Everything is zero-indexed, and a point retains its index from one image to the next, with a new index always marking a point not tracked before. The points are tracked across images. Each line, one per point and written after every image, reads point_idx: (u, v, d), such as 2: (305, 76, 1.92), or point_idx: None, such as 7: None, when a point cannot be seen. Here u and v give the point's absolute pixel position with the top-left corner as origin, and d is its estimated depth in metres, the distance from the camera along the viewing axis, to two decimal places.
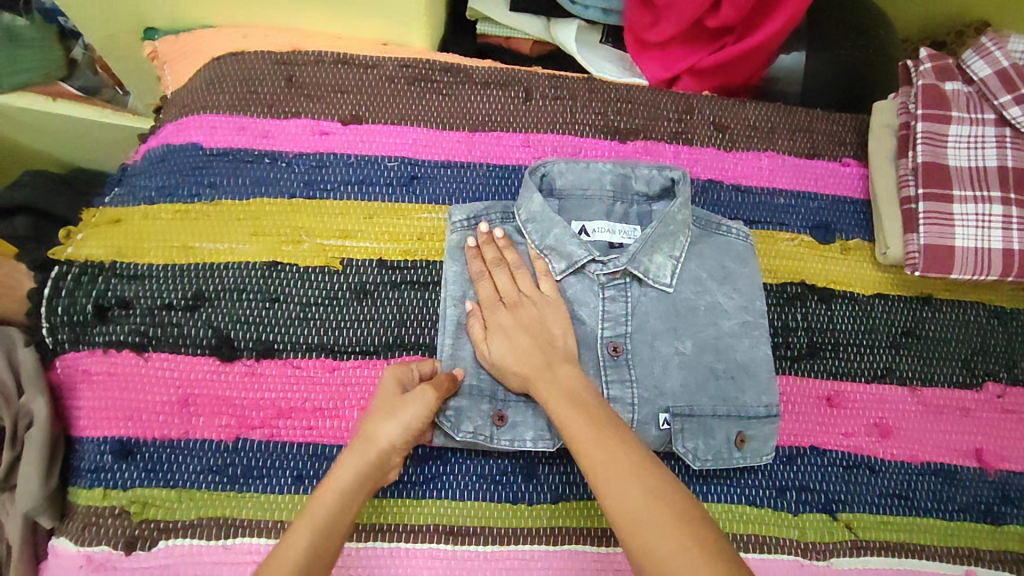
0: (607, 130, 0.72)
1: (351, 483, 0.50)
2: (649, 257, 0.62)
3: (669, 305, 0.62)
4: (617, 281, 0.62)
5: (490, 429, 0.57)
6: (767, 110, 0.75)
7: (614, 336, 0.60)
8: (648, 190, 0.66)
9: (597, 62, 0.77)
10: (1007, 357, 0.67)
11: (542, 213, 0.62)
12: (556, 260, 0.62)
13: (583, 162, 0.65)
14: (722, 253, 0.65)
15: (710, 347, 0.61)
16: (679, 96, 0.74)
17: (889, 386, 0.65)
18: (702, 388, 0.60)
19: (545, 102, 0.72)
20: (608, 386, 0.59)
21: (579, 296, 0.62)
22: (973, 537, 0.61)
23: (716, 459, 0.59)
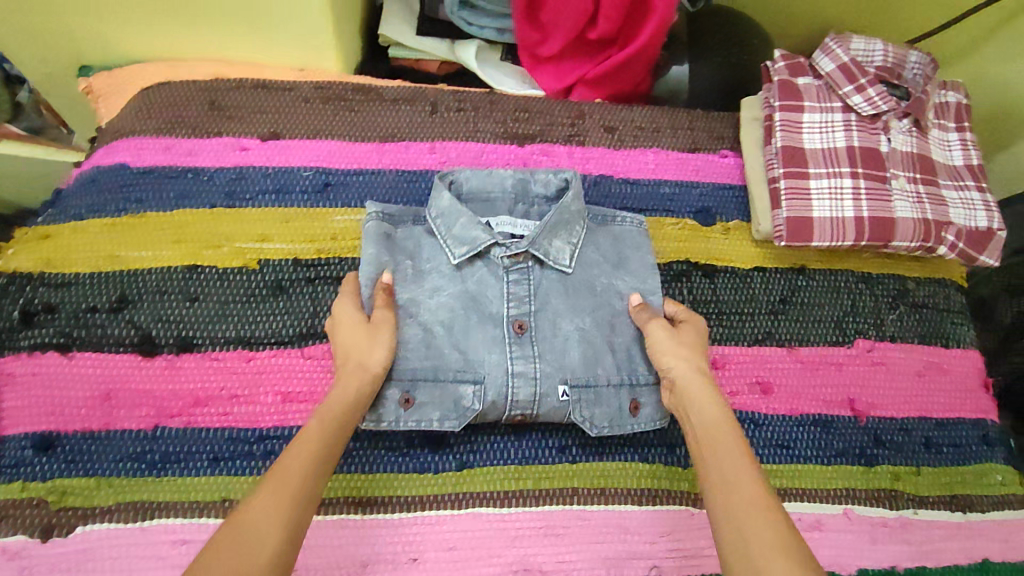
0: (508, 136, 0.78)
1: (317, 448, 0.51)
2: (548, 242, 0.67)
3: (568, 285, 0.68)
4: (520, 265, 0.67)
5: (397, 411, 0.61)
6: (652, 113, 0.83)
7: (519, 315, 0.65)
8: (546, 191, 0.72)
9: (497, 78, 0.84)
10: (874, 316, 0.75)
11: (449, 207, 0.67)
12: (463, 246, 0.66)
13: (486, 168, 0.70)
14: (617, 242, 0.71)
15: (606, 323, 0.67)
16: (572, 104, 0.82)
17: (768, 347, 0.71)
18: (598, 361, 0.65)
19: (450, 114, 0.79)
20: (513, 361, 0.63)
21: (486, 282, 0.66)
22: (849, 478, 0.67)
23: (613, 425, 0.63)
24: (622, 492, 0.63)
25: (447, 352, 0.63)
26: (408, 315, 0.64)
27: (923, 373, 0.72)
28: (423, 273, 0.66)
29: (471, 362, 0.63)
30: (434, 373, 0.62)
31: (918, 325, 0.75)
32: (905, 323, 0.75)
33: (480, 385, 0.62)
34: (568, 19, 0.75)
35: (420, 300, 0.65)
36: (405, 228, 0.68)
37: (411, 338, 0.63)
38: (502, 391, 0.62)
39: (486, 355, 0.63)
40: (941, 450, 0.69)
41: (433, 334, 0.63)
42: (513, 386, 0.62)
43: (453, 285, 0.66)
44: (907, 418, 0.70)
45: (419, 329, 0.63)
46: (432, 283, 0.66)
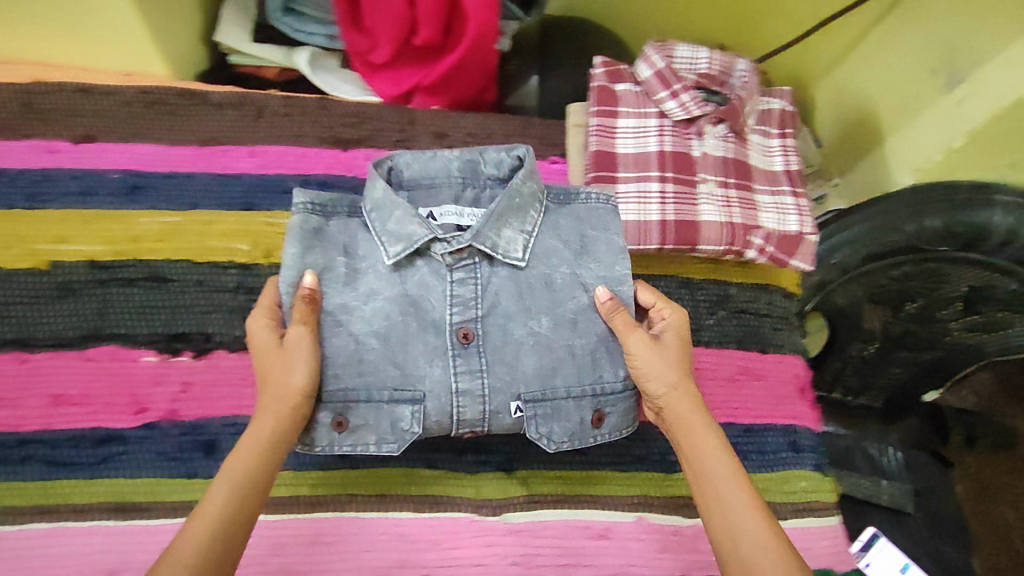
0: (333, 141, 0.77)
1: (253, 471, 0.51)
2: (496, 232, 0.59)
3: (522, 283, 0.59)
4: (465, 261, 0.59)
5: (330, 436, 0.55)
6: (487, 122, 0.82)
7: (463, 323, 0.57)
8: (498, 172, 0.63)
9: (333, 83, 0.81)
10: (692, 321, 0.73)
11: (383, 198, 0.59)
12: (395, 243, 0.58)
13: (424, 149, 0.61)
14: (581, 222, 0.63)
15: (569, 323, 0.59)
16: (404, 109, 0.81)
17: None
18: (558, 371, 0.58)
19: (276, 118, 0.78)
20: (458, 379, 0.56)
21: (429, 283, 0.59)
22: (646, 485, 0.66)
23: (573, 439, 0.58)
24: (404, 497, 0.62)
25: (384, 369, 0.56)
26: (339, 323, 0.57)
27: (736, 380, 0.72)
28: (357, 275, 0.58)
29: (411, 380, 0.56)
30: (369, 393, 0.55)
31: (736, 331, 0.74)
32: (723, 328, 0.74)
33: (419, 406, 0.56)
34: (387, 27, 0.74)
35: (353, 307, 0.57)
36: (339, 222, 0.60)
37: (341, 352, 0.56)
38: (449, 411, 0.56)
39: (427, 370, 0.56)
40: (746, 457, 0.69)
41: (366, 348, 0.56)
42: (458, 406, 0.56)
43: (391, 288, 0.58)
44: (714, 424, 0.69)
45: (349, 340, 0.56)
46: (368, 287, 0.58)
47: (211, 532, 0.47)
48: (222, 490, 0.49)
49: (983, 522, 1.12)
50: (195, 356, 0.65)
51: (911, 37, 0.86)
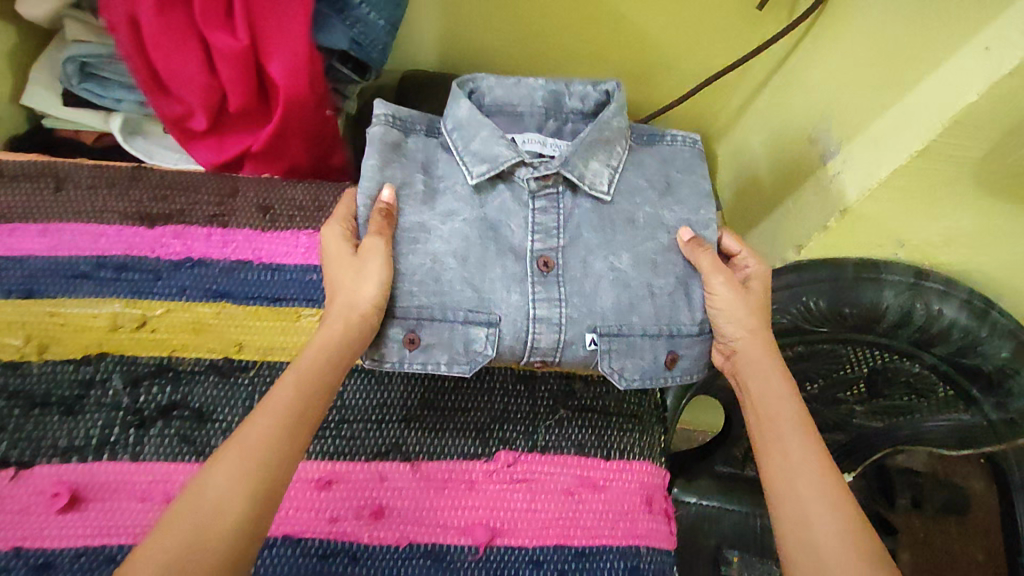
0: (137, 216, 0.70)
1: (324, 369, 0.52)
2: (585, 163, 0.62)
3: (603, 215, 0.62)
4: (549, 190, 0.62)
5: (401, 352, 0.57)
6: (316, 190, 0.75)
7: (545, 250, 0.60)
8: (582, 107, 0.67)
9: (153, 150, 0.76)
10: (527, 422, 0.66)
11: (469, 119, 0.63)
12: (480, 163, 0.61)
13: (511, 77, 0.65)
14: (665, 163, 0.67)
15: (647, 262, 0.62)
16: (228, 178, 0.75)
17: (389, 463, 0.62)
18: (634, 308, 0.60)
19: (78, 192, 0.71)
20: (535, 304, 0.58)
21: (509, 208, 0.62)
22: None
23: (644, 377, 0.60)
24: None
25: (458, 289, 0.57)
26: (413, 240, 0.58)
27: (573, 492, 0.64)
28: (438, 196, 0.61)
29: (485, 298, 0.58)
30: (442, 311, 0.57)
31: (579, 433, 0.66)
32: (564, 430, 0.66)
33: (495, 328, 0.57)
34: (193, 95, 0.67)
35: (431, 225, 0.59)
36: (414, 139, 0.64)
37: (417, 269, 0.58)
38: (523, 334, 0.58)
39: (505, 294, 0.58)
40: None
41: (445, 269, 0.58)
42: (535, 331, 0.58)
43: (471, 210, 0.61)
44: (539, 547, 0.61)
45: (426, 259, 0.58)
46: (447, 208, 0.61)
47: (290, 421, 0.49)
48: (284, 391, 0.50)
49: None
50: None
51: (802, 97, 0.81)
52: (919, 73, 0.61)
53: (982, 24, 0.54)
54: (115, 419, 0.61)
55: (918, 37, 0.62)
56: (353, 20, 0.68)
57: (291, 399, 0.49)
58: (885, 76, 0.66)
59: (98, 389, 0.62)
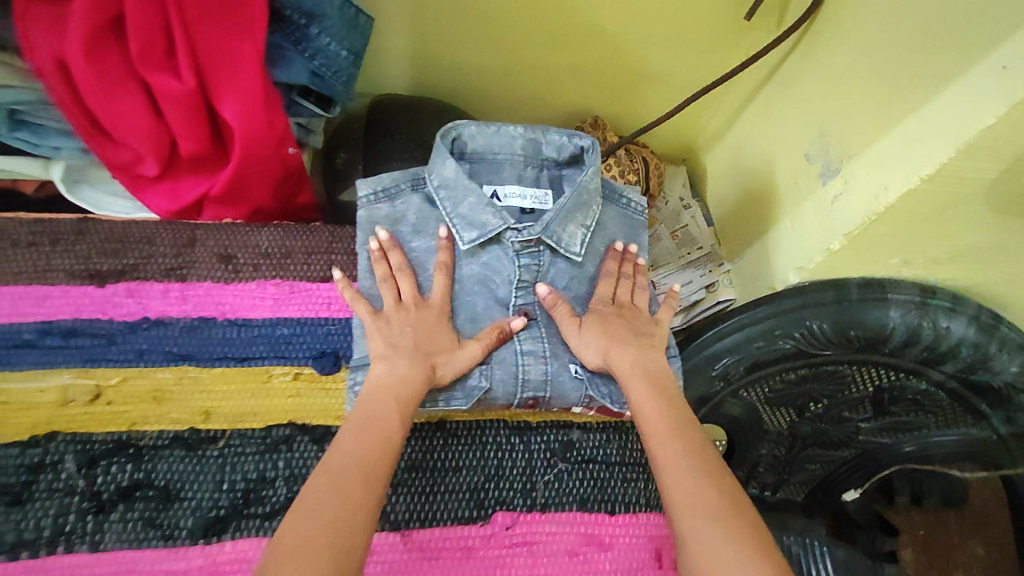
0: (85, 275, 0.64)
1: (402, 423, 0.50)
2: (562, 226, 0.59)
3: (577, 272, 0.62)
4: (531, 249, 0.60)
5: None
6: (283, 235, 0.69)
7: (526, 303, 0.60)
8: (558, 155, 0.63)
9: (101, 200, 0.70)
10: (524, 479, 0.61)
11: (455, 180, 0.59)
12: (469, 230, 0.59)
13: (495, 126, 0.60)
14: (626, 223, 0.65)
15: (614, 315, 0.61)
16: (184, 226, 0.68)
17: (378, 535, 0.57)
18: None
19: (16, 250, 0.64)
20: (520, 340, 0.58)
21: (492, 265, 0.60)
22: None
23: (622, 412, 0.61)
24: None
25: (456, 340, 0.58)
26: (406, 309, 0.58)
27: (574, 552, 0.60)
28: (426, 256, 0.60)
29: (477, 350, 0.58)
30: None
31: (579, 487, 0.62)
32: (564, 485, 0.62)
33: (487, 370, 0.57)
34: (138, 141, 0.62)
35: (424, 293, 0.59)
36: (403, 202, 0.62)
37: None
38: (512, 379, 0.57)
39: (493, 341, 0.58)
40: None
41: None
42: (523, 364, 0.57)
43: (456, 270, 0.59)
44: None
45: None
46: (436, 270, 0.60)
47: (376, 463, 0.47)
48: (386, 430, 0.49)
49: None
50: None
51: (796, 109, 0.77)
52: (925, 93, 0.58)
53: (1002, 39, 0.51)
54: (70, 505, 0.56)
55: (925, 52, 0.58)
56: (312, 52, 0.63)
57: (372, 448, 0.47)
58: (886, 95, 0.62)
59: (48, 474, 0.56)
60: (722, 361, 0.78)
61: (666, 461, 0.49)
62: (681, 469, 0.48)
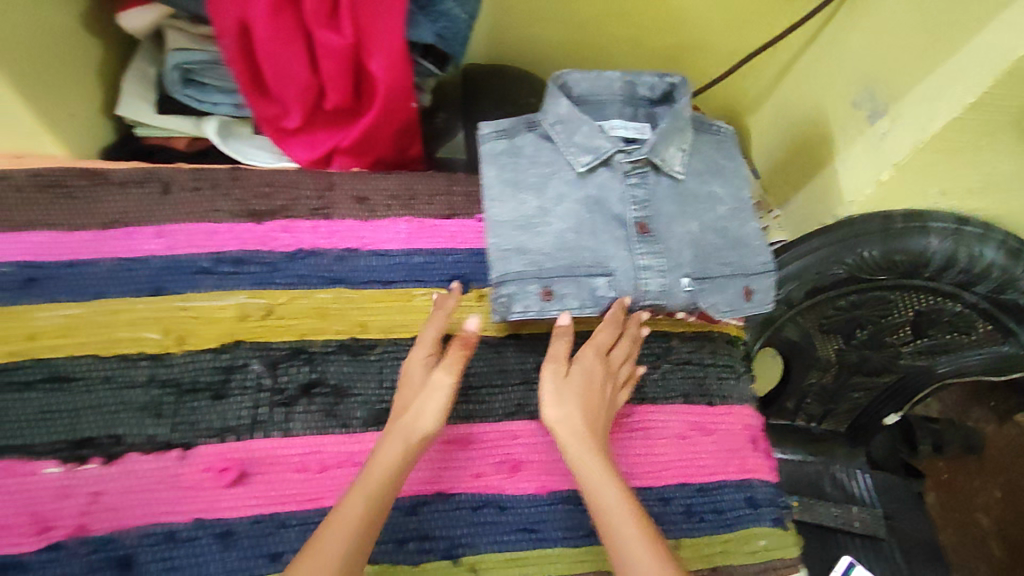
0: (245, 214, 0.74)
1: (374, 503, 0.53)
2: (666, 147, 0.68)
3: (680, 190, 0.69)
4: (639, 171, 0.68)
5: (540, 304, 0.64)
6: (408, 181, 0.79)
7: (642, 217, 0.66)
8: (652, 94, 0.73)
9: (247, 152, 0.80)
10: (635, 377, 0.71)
11: (570, 113, 0.68)
12: (585, 154, 0.68)
13: (596, 71, 0.70)
14: (717, 148, 0.73)
15: (715, 227, 0.69)
16: (322, 175, 0.78)
17: (518, 422, 0.68)
18: (713, 255, 0.67)
19: (184, 194, 0.74)
20: (639, 256, 0.65)
21: (607, 185, 0.68)
22: (600, 559, 0.63)
23: (732, 310, 0.66)
24: None
25: (582, 251, 0.65)
26: (536, 225, 0.67)
27: (685, 436, 0.69)
28: (547, 181, 0.69)
29: (602, 256, 0.65)
30: (571, 269, 0.65)
31: (683, 383, 0.72)
32: (668, 381, 0.72)
33: (611, 277, 0.64)
34: (292, 92, 0.72)
35: (548, 211, 0.67)
36: (522, 138, 0.71)
37: (545, 244, 0.66)
38: (634, 281, 0.64)
39: (615, 252, 0.65)
40: (702, 519, 0.66)
41: (567, 239, 0.66)
42: (642, 276, 0.64)
43: (577, 193, 0.68)
44: (665, 486, 0.66)
45: (553, 235, 0.66)
46: (556, 192, 0.68)
47: (357, 534, 0.51)
48: (358, 509, 0.52)
49: (957, 529, 1.22)
50: (105, 462, 0.60)
51: (838, 65, 0.88)
52: (964, 36, 0.69)
53: None
54: (261, 399, 0.65)
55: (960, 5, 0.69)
56: (435, 15, 0.74)
57: (356, 517, 0.52)
58: (929, 42, 0.73)
59: (239, 374, 0.66)
60: (784, 287, 0.93)
61: (613, 535, 0.53)
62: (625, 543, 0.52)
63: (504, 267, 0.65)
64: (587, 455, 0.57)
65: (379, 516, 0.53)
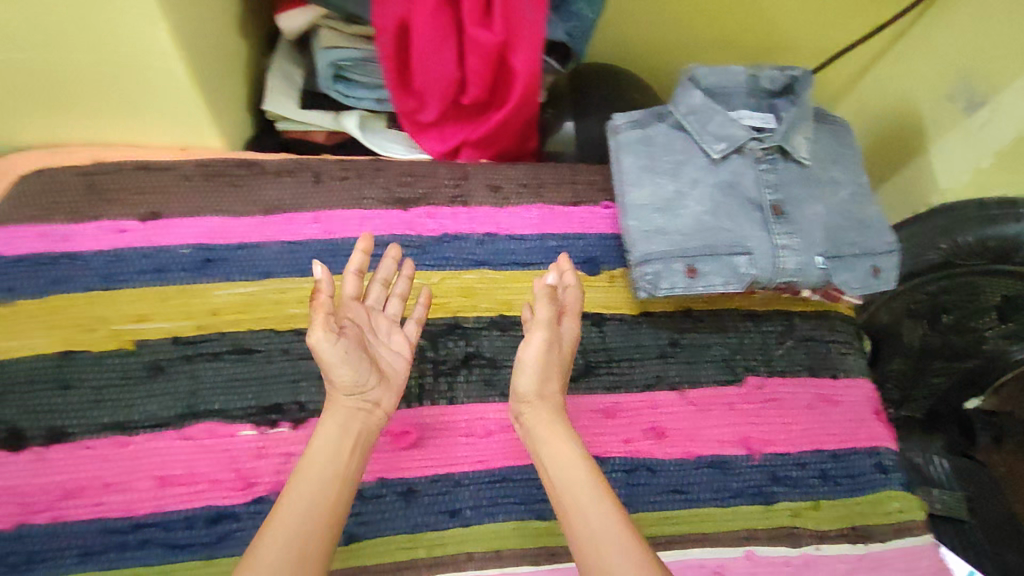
0: (391, 201, 0.79)
1: (323, 494, 0.51)
2: (795, 136, 0.73)
3: (807, 175, 0.74)
4: (769, 157, 0.73)
5: (686, 281, 0.69)
6: (536, 171, 0.84)
7: (776, 199, 0.71)
8: (772, 87, 0.77)
9: (383, 144, 0.86)
10: (762, 352, 0.76)
11: (703, 105, 0.73)
12: (720, 142, 0.72)
13: (725, 66, 0.74)
14: (834, 137, 0.78)
15: (840, 210, 0.73)
16: (457, 166, 0.84)
17: (660, 392, 0.72)
18: (842, 236, 0.72)
19: (334, 182, 0.79)
20: (777, 235, 0.70)
21: (741, 170, 0.73)
22: (748, 518, 0.67)
23: (863, 287, 0.71)
24: (517, 552, 0.63)
25: (722, 231, 0.70)
26: (674, 208, 0.71)
27: (813, 405, 0.74)
28: (682, 167, 0.73)
29: (740, 237, 0.70)
30: (713, 248, 0.69)
31: (807, 358, 0.76)
32: (793, 356, 0.76)
33: (752, 255, 0.69)
34: (436, 86, 0.76)
35: (685, 195, 0.72)
36: (654, 129, 0.75)
37: (685, 225, 0.70)
38: (772, 261, 0.69)
39: (753, 232, 0.70)
40: (838, 482, 0.70)
41: (706, 221, 0.70)
42: (781, 255, 0.69)
43: (712, 178, 0.72)
44: (801, 452, 0.71)
45: (692, 216, 0.70)
46: (691, 176, 0.72)
47: (306, 520, 0.48)
48: (291, 499, 0.49)
49: None
50: (294, 426, 0.66)
51: (925, 61, 0.93)
52: None
53: None
54: (424, 370, 0.70)
55: None
56: (568, 15, 0.79)
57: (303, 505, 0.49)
58: None
59: None
60: None
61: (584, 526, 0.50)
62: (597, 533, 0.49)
63: (648, 246, 0.70)
64: (568, 445, 0.56)
65: (339, 507, 0.51)
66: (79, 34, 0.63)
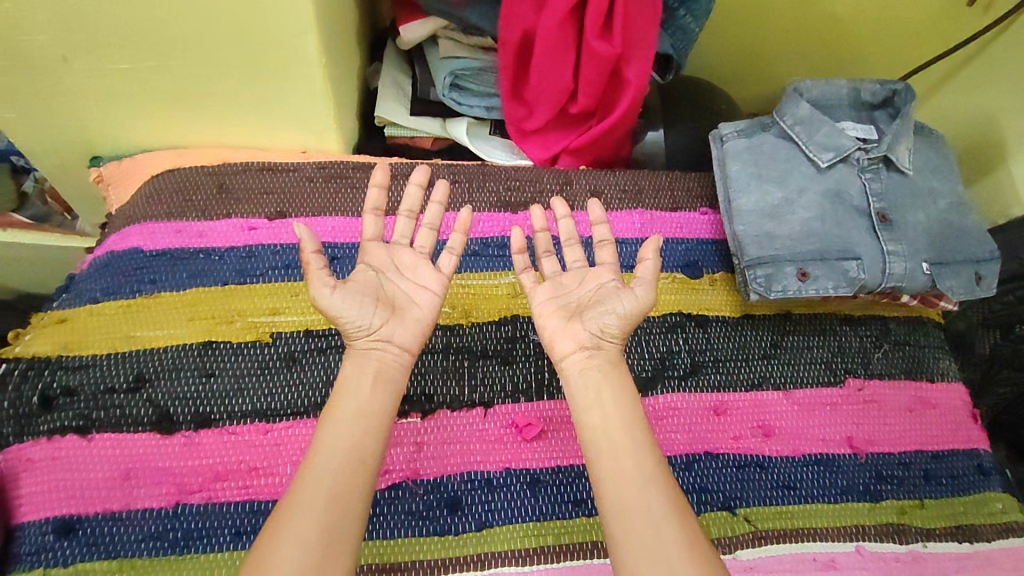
0: (501, 205, 0.82)
1: (348, 430, 0.54)
2: (898, 146, 0.76)
3: (909, 185, 0.77)
4: (873, 166, 0.77)
5: (798, 283, 0.71)
6: (634, 177, 0.87)
7: (882, 207, 0.75)
8: (872, 100, 0.81)
9: (486, 150, 0.90)
10: (861, 355, 0.78)
11: (810, 116, 0.77)
12: (827, 151, 0.76)
13: (826, 79, 0.79)
14: (932, 148, 0.81)
15: (942, 218, 0.76)
16: (559, 172, 0.86)
17: (765, 392, 0.75)
18: (944, 243, 0.75)
19: (446, 185, 0.82)
20: (885, 242, 0.73)
21: (846, 179, 0.76)
22: (857, 515, 0.70)
23: (965, 293, 0.74)
24: None
25: (831, 237, 0.73)
26: (783, 213, 0.74)
27: (913, 408, 0.77)
28: (789, 174, 0.76)
29: (848, 242, 0.73)
30: (824, 253, 0.72)
31: (903, 362, 0.79)
32: (891, 360, 0.79)
33: (861, 260, 0.72)
34: (551, 96, 0.80)
35: (793, 201, 0.74)
36: (759, 138, 0.78)
37: (795, 230, 0.73)
38: (880, 265, 0.72)
39: (861, 238, 0.73)
40: (939, 482, 0.73)
41: (815, 227, 0.73)
42: (889, 261, 0.72)
43: (818, 186, 0.75)
44: (903, 452, 0.74)
45: (802, 221, 0.73)
46: (798, 184, 0.75)
47: (337, 459, 0.52)
48: (325, 438, 0.54)
49: None
50: (423, 417, 0.69)
51: (1012, 77, 0.93)
52: None
53: None
54: (542, 366, 0.73)
55: None
56: (673, 29, 0.83)
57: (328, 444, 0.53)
58: None
59: (521, 343, 0.74)
60: None
61: (610, 475, 0.54)
62: (623, 481, 0.53)
63: (759, 250, 0.73)
64: (606, 395, 0.58)
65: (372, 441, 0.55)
66: (236, 42, 0.68)
